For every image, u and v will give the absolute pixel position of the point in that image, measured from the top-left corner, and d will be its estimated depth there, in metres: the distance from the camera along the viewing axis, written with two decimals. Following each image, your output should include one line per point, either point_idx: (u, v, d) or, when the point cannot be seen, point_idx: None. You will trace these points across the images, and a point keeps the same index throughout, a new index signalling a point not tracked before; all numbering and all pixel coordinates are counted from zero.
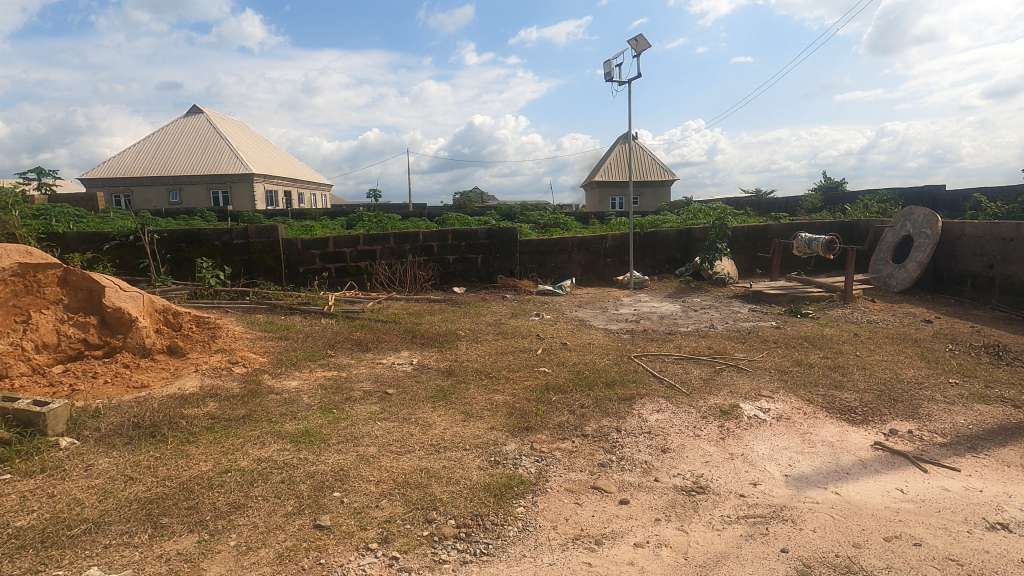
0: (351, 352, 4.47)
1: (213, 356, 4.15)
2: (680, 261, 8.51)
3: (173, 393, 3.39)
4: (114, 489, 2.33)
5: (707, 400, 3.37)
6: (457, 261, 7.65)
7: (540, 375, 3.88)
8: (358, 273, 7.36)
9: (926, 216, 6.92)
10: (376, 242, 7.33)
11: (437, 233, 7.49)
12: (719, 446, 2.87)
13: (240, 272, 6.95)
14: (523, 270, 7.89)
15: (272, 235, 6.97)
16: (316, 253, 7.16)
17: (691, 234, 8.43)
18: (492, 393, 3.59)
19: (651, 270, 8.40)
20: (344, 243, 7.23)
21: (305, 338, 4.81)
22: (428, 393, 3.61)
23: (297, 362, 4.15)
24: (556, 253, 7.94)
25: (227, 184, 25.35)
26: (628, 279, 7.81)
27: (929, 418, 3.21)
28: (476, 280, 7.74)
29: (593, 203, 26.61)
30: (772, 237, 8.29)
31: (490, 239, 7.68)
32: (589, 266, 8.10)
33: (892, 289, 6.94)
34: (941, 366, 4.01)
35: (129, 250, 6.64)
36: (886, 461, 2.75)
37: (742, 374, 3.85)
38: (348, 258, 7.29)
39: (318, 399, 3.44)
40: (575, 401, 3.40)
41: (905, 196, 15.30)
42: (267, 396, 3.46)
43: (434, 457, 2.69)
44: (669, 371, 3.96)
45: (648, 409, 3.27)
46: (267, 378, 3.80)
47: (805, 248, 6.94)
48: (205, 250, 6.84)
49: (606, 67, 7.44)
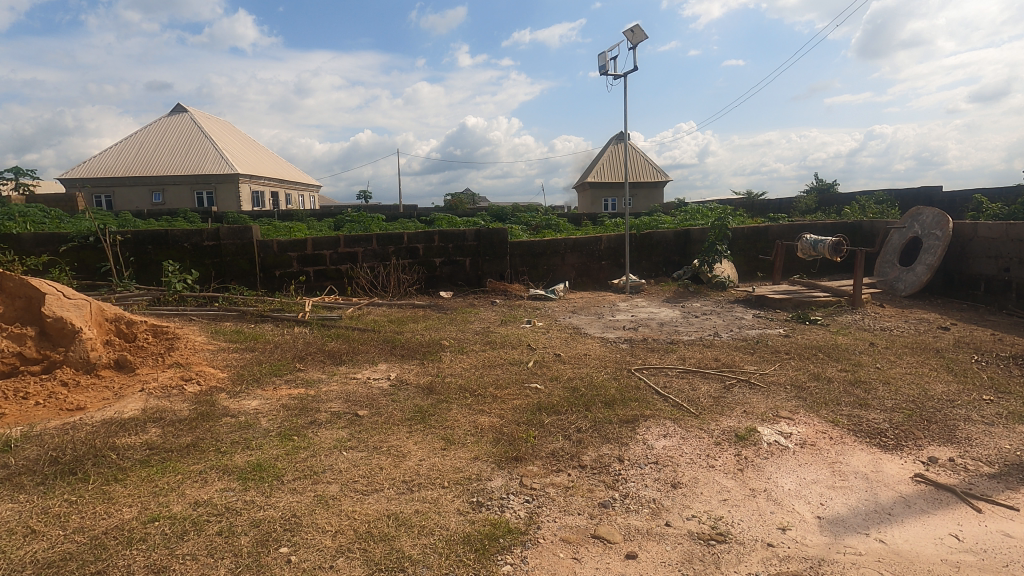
0: (323, 366, 4.04)
1: (165, 372, 3.70)
2: (677, 264, 8.14)
3: (109, 418, 2.94)
4: (8, 547, 1.90)
5: (720, 422, 2.98)
6: (444, 264, 7.23)
7: (532, 393, 3.47)
8: (338, 277, 6.94)
9: (936, 217, 6.62)
10: (358, 244, 6.93)
11: (422, 234, 7.09)
12: (738, 480, 2.48)
13: (211, 275, 6.50)
14: (514, 273, 7.49)
15: (246, 236, 6.54)
16: (293, 255, 6.75)
17: (690, 236, 8.06)
18: (477, 414, 3.18)
19: (648, 273, 8.02)
20: (323, 245, 6.81)
21: (273, 349, 4.38)
22: (405, 415, 3.19)
23: (260, 378, 3.72)
24: (549, 256, 7.55)
25: (211, 184, 24.75)
26: (624, 283, 7.44)
27: (970, 443, 2.85)
28: (464, 284, 7.32)
29: (585, 205, 26.32)
30: (773, 238, 7.95)
31: (479, 241, 7.27)
32: (583, 269, 7.72)
33: (900, 293, 6.65)
34: (972, 380, 3.64)
35: (89, 252, 6.16)
36: (931, 497, 2.37)
37: (755, 391, 3.46)
38: (328, 260, 6.87)
39: (278, 424, 3.01)
40: (571, 424, 3.00)
41: (901, 198, 15.09)
42: (220, 420, 3.03)
43: (405, 498, 2.28)
44: (674, 387, 3.57)
45: (654, 434, 2.88)
46: (223, 398, 3.36)
47: (810, 250, 6.59)
48: (174, 253, 6.38)
49: (601, 58, 7.06)
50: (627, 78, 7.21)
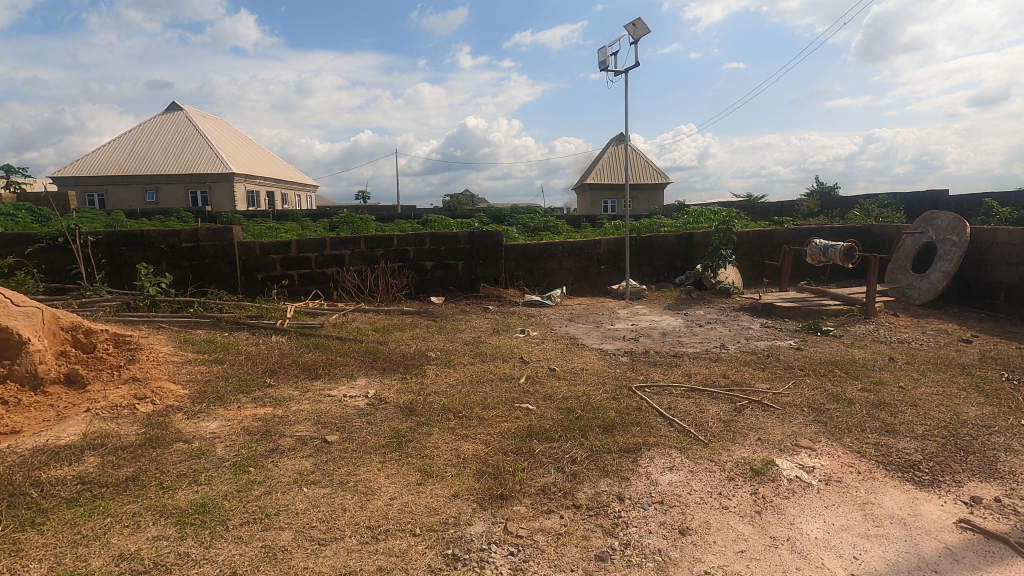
0: (296, 382, 3.71)
1: (120, 388, 3.36)
2: (679, 269, 7.82)
3: (43, 445, 2.60)
4: None
5: (732, 452, 2.65)
6: (436, 268, 6.90)
7: (522, 415, 3.14)
8: (324, 281, 6.61)
9: (952, 221, 6.30)
10: (345, 247, 6.60)
11: (413, 236, 6.77)
12: (756, 526, 2.15)
13: (188, 279, 6.17)
14: (509, 278, 7.15)
15: (226, 238, 6.22)
16: (276, 258, 6.44)
17: (693, 240, 7.74)
18: (460, 440, 2.85)
19: (649, 279, 7.69)
20: (308, 247, 6.49)
21: (245, 362, 4.04)
22: (380, 440, 2.86)
23: (225, 395, 3.38)
24: (545, 259, 7.22)
25: (206, 184, 24.39)
26: (624, 288, 7.11)
27: (1016, 479, 2.51)
28: (457, 289, 6.99)
29: (585, 206, 26.00)
30: (780, 242, 7.62)
31: (472, 244, 6.94)
32: (581, 274, 7.39)
33: (914, 301, 6.33)
34: (1007, 402, 3.31)
35: (59, 254, 5.83)
36: (982, 549, 2.04)
37: (770, 414, 3.13)
38: (313, 263, 6.55)
39: (235, 452, 2.67)
40: (565, 453, 2.67)
41: (906, 201, 14.76)
42: (170, 447, 2.70)
43: (369, 551, 1.95)
44: (680, 408, 3.24)
45: (658, 466, 2.55)
46: (179, 420, 3.02)
47: (820, 256, 6.27)
48: (150, 255, 6.05)
49: (601, 53, 6.73)
50: (628, 74, 6.89)
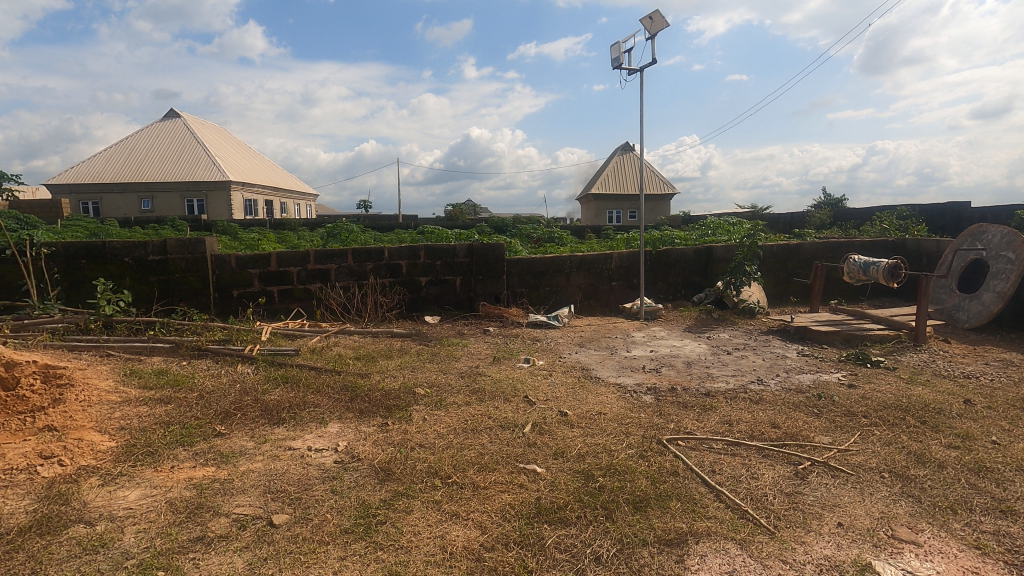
0: (254, 429, 3.06)
1: (30, 441, 2.70)
2: (697, 286, 7.16)
3: None
4: None
5: (810, 549, 1.98)
6: (431, 284, 6.27)
7: (528, 482, 2.47)
8: (307, 299, 5.99)
9: (1005, 237, 5.65)
10: (330, 261, 5.98)
11: (406, 249, 6.14)
12: None
13: (155, 295, 5.54)
14: (512, 295, 6.50)
15: (198, 250, 5.60)
16: (254, 273, 5.83)
17: (712, 254, 7.09)
18: (448, 522, 2.18)
19: (664, 297, 7.03)
20: (290, 261, 5.89)
21: (197, 401, 3.39)
22: (343, 521, 2.19)
23: (160, 450, 2.73)
24: (552, 275, 6.58)
25: (202, 192, 23.90)
26: (639, 307, 6.46)
27: None
28: (453, 308, 6.35)
29: (589, 218, 25.43)
30: (807, 257, 6.98)
31: (471, 257, 6.30)
32: (591, 291, 6.74)
33: (963, 325, 5.68)
34: None
35: (9, 267, 5.21)
36: None
37: (843, 483, 2.46)
38: (295, 279, 5.94)
39: (148, 543, 2.01)
40: (586, 548, 2.00)
41: (925, 213, 14.09)
42: (63, 535, 2.04)
43: None
44: (727, 472, 2.58)
45: (713, 572, 1.88)
46: (91, 489, 2.36)
47: (859, 274, 5.61)
48: (112, 269, 5.43)
49: (615, 50, 6.14)
50: (643, 72, 6.27)
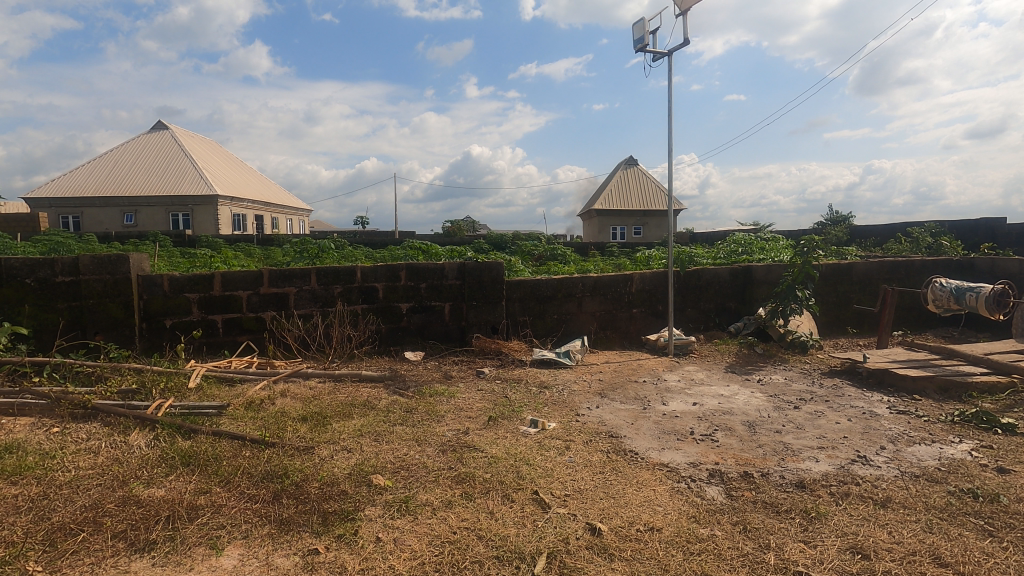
0: (95, 568, 1.88)
1: None
2: (733, 313, 6.01)
3: None
4: None
5: None
6: (413, 312, 5.12)
7: None
8: (257, 331, 4.83)
9: None
10: (288, 284, 4.84)
11: (382, 269, 5.00)
12: None
13: (61, 326, 4.38)
14: (512, 326, 5.34)
15: (120, 270, 4.46)
16: (192, 298, 4.70)
17: (751, 275, 5.95)
18: None
19: (695, 326, 5.87)
20: (238, 283, 4.75)
21: (33, 505, 2.22)
22: None
23: None
24: (561, 301, 5.43)
25: (188, 206, 22.86)
26: (667, 341, 5.31)
27: None
28: (441, 341, 5.19)
29: (591, 234, 24.41)
30: (861, 279, 5.89)
31: (464, 279, 5.16)
32: (608, 319, 5.59)
33: None
34: None
35: None
36: None
37: None
38: (244, 305, 4.79)
39: None
40: None
41: (955, 229, 12.84)
42: None
43: None
44: None
45: None
46: None
47: (949, 302, 4.47)
48: (7, 293, 4.26)
49: (637, 29, 5.08)
50: (671, 56, 5.20)
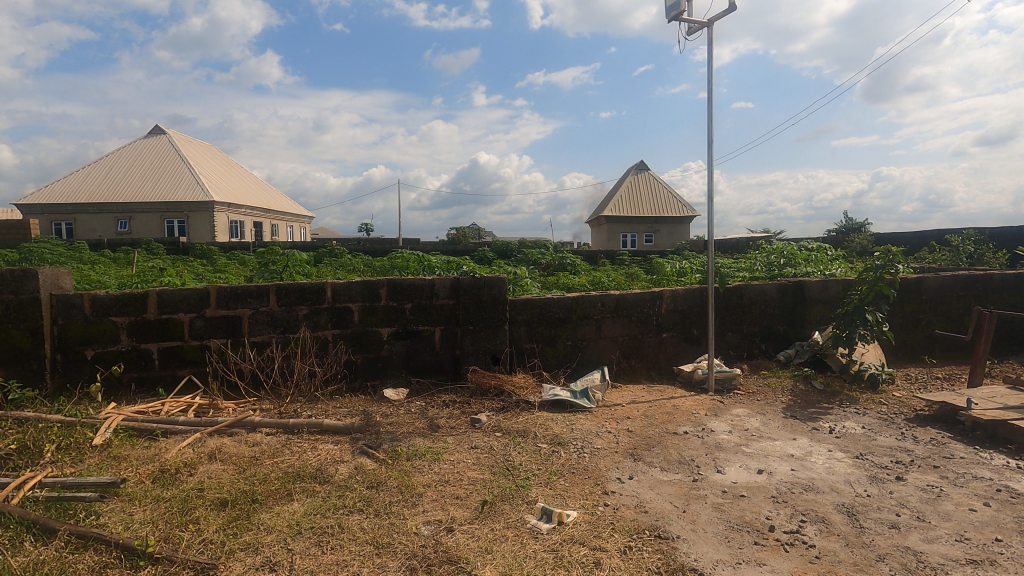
0: None
1: None
2: (782, 338, 5.02)
3: None
4: None
5: None
6: (396, 339, 4.18)
7: None
8: (201, 363, 3.90)
9: None
10: (241, 304, 3.92)
11: (358, 286, 4.06)
12: None
13: None
14: (518, 355, 4.39)
15: (27, 289, 3.55)
16: (120, 323, 3.78)
17: (803, 293, 4.97)
18: None
19: (737, 354, 4.89)
20: (177, 304, 3.82)
21: None
22: None
23: None
24: (577, 324, 4.48)
25: (184, 212, 22.14)
26: (707, 374, 4.33)
27: None
28: (430, 375, 4.24)
29: (600, 241, 23.43)
30: (933, 298, 4.90)
31: (458, 298, 4.21)
32: (633, 346, 4.63)
33: None
34: None
35: None
36: None
37: None
38: (184, 332, 3.86)
39: None
40: None
41: (997, 236, 11.73)
42: None
43: None
44: None
45: None
46: None
47: None
48: None
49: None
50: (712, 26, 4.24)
